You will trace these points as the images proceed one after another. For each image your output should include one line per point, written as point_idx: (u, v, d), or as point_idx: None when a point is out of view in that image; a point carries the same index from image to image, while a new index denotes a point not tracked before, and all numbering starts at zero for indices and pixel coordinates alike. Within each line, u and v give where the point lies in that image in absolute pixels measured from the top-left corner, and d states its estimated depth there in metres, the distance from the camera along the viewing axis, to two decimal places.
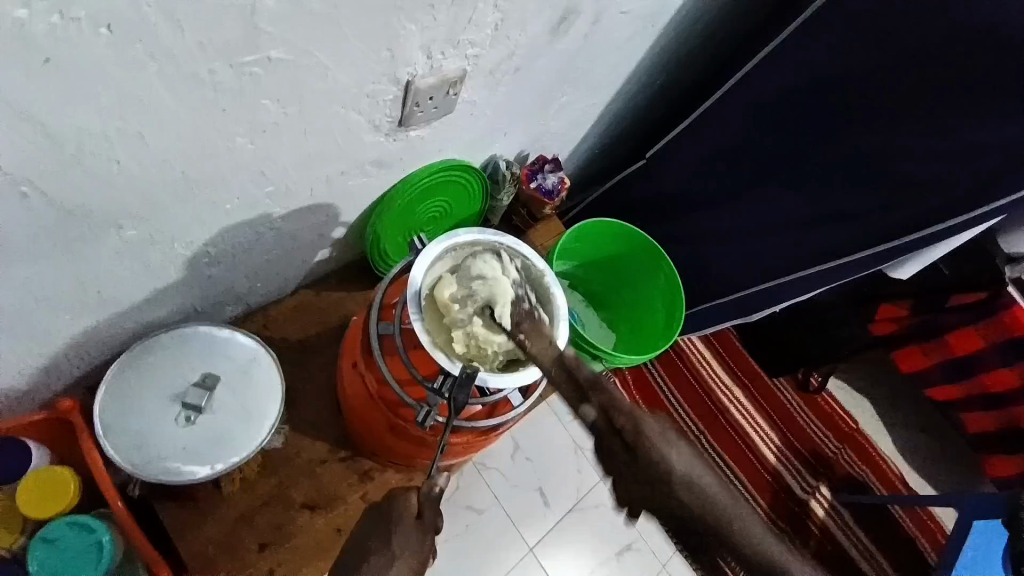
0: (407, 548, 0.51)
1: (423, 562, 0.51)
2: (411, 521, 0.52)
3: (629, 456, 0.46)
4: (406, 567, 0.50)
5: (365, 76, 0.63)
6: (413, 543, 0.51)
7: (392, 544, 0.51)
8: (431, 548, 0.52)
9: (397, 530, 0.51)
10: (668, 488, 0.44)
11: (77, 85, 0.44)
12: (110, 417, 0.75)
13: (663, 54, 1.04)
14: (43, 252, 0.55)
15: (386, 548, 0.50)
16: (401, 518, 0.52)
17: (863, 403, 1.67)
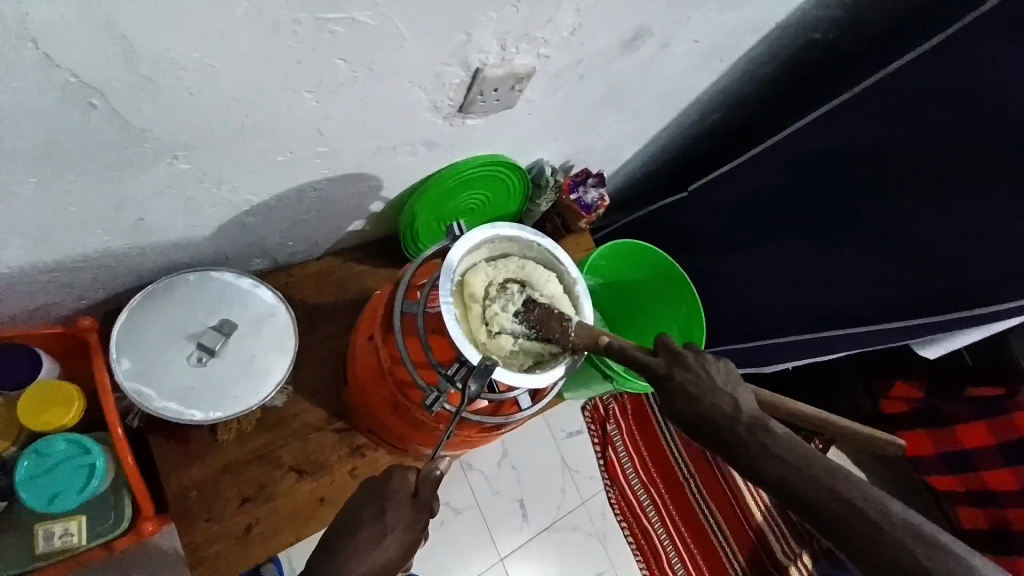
0: (399, 524, 0.51)
1: (415, 539, 0.52)
2: (407, 498, 0.52)
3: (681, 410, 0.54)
4: (396, 542, 0.50)
5: (437, 56, 0.63)
6: (408, 521, 0.51)
7: (387, 518, 0.51)
8: (423, 527, 0.52)
9: (392, 503, 0.51)
10: (723, 435, 0.50)
11: (168, 7, 0.45)
12: (125, 345, 0.76)
13: (726, 90, 1.03)
14: (98, 165, 0.56)
15: (380, 521, 0.51)
16: (397, 495, 0.52)
17: None
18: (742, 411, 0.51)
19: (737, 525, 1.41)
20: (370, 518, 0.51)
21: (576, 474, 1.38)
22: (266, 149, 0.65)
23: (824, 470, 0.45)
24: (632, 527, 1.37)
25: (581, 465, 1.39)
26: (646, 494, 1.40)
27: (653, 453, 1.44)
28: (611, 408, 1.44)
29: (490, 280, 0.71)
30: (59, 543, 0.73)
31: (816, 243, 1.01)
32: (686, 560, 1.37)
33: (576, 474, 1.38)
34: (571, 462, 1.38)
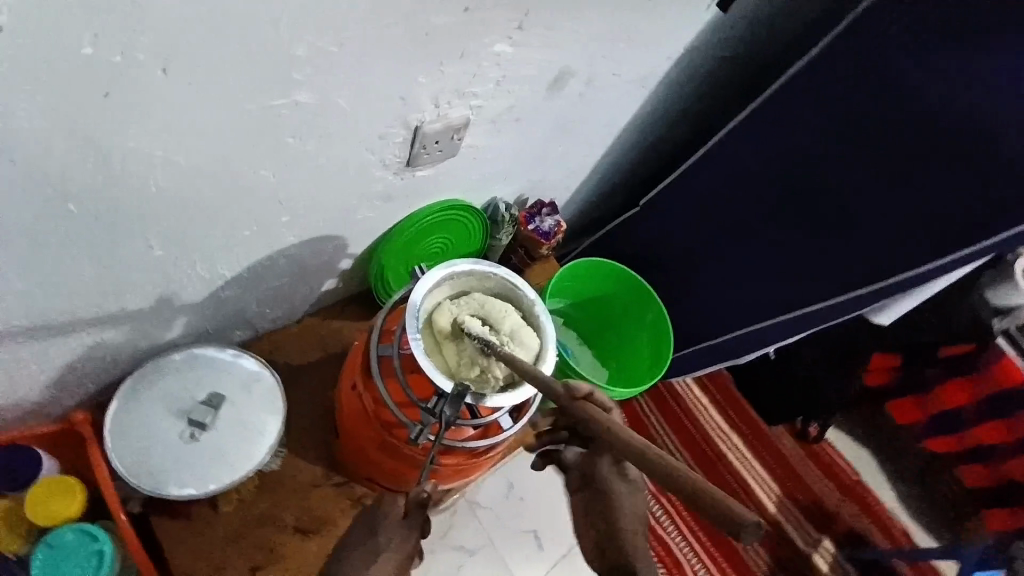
0: (391, 544, 0.54)
1: (409, 556, 0.54)
2: (397, 521, 0.55)
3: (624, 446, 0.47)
4: (390, 562, 0.53)
5: (379, 120, 0.70)
6: (400, 539, 0.54)
7: (378, 541, 0.54)
8: (416, 547, 0.55)
9: (383, 527, 0.54)
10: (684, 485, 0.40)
11: (132, 114, 0.51)
12: (118, 432, 0.78)
13: (654, 111, 1.13)
14: (80, 261, 0.61)
15: (371, 544, 0.53)
16: (386, 518, 0.55)
17: (863, 455, 1.63)
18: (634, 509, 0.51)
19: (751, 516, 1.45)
20: (363, 542, 0.54)
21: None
22: (234, 225, 0.70)
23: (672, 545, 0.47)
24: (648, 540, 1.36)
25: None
26: (658, 504, 1.40)
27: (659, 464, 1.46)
28: None
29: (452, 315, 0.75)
30: None
31: (759, 235, 1.09)
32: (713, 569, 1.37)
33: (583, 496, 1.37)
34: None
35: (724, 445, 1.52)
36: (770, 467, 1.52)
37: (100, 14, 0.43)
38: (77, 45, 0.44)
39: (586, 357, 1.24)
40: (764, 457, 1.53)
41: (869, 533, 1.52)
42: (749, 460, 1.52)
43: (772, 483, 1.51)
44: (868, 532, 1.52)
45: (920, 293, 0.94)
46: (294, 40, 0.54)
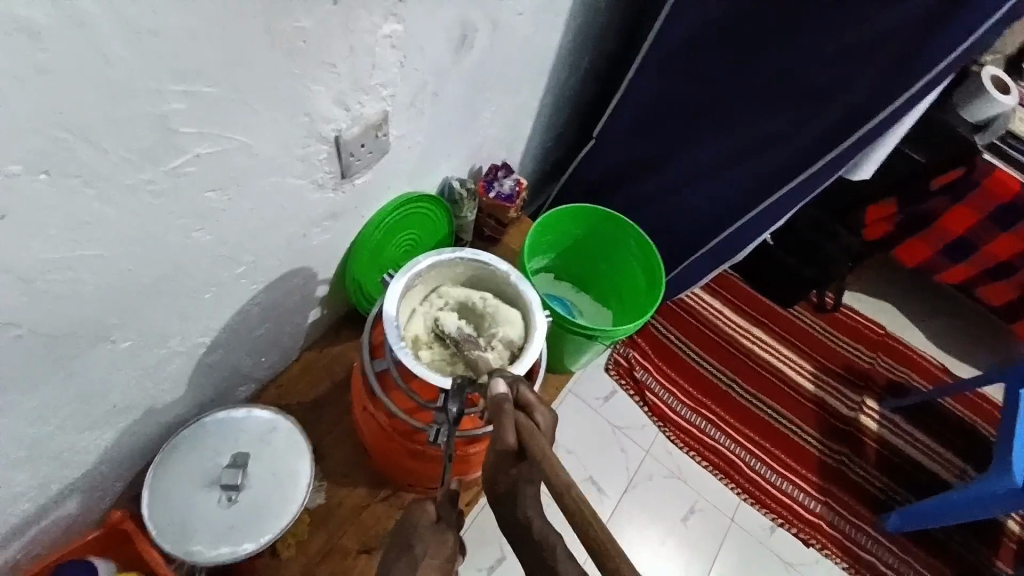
0: (430, 548, 0.57)
1: (448, 557, 0.57)
2: (432, 524, 0.59)
3: (501, 442, 0.45)
4: (431, 567, 0.56)
5: (293, 142, 0.68)
6: (437, 544, 0.57)
7: (416, 549, 0.57)
8: (453, 543, 0.59)
9: (417, 534, 0.58)
10: (516, 504, 0.43)
11: (34, 225, 0.49)
12: (159, 519, 0.79)
13: (575, 38, 1.09)
14: (49, 378, 0.60)
15: (409, 555, 0.56)
16: (419, 527, 0.58)
17: (885, 309, 1.64)
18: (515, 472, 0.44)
19: (792, 401, 1.45)
20: (398, 559, 0.56)
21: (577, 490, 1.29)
22: (192, 291, 0.69)
23: (522, 502, 0.43)
24: (699, 452, 1.36)
25: (602, 448, 1.33)
26: (699, 416, 1.40)
27: (691, 379, 1.45)
28: (632, 357, 1.44)
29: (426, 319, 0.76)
30: None
31: (715, 132, 1.07)
32: (770, 462, 1.37)
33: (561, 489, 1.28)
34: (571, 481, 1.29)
35: (748, 341, 1.51)
36: (800, 349, 1.52)
37: None
38: None
39: (587, 304, 1.24)
40: (788, 340, 1.52)
41: (908, 382, 1.52)
42: (778, 349, 1.50)
43: (803, 362, 1.50)
44: (906, 380, 1.52)
45: (888, 142, 0.93)
46: (161, 95, 0.51)
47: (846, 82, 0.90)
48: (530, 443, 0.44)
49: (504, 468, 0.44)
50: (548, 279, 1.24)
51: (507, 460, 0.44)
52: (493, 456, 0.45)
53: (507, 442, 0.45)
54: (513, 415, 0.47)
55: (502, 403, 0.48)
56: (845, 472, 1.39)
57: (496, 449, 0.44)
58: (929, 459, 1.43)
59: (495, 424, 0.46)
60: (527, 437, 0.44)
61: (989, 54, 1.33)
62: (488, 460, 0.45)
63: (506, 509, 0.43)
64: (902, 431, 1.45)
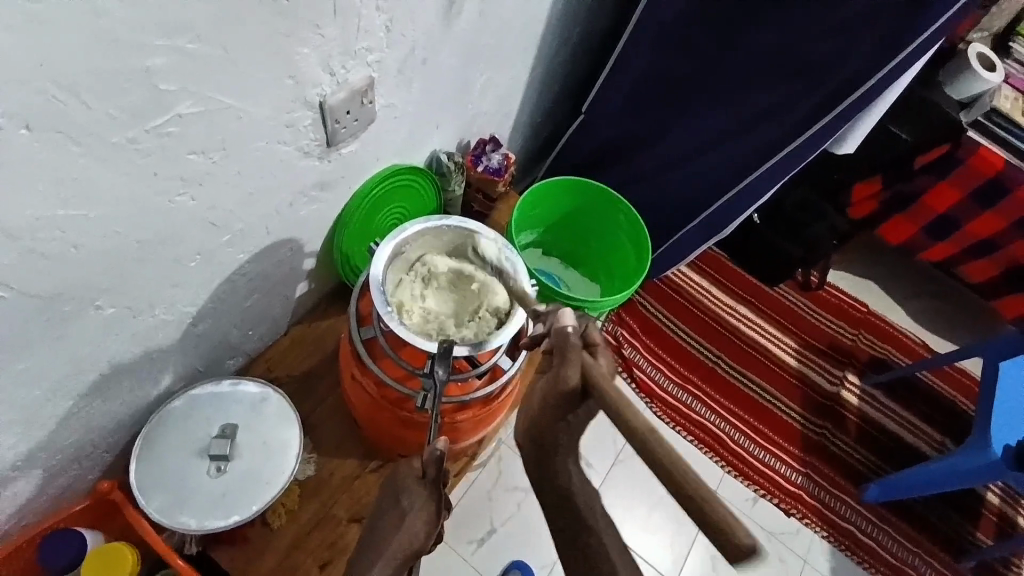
0: (416, 502, 0.61)
1: (435, 513, 0.61)
2: (416, 482, 0.63)
3: (561, 380, 0.47)
4: (419, 518, 0.60)
5: (278, 107, 0.67)
6: (422, 498, 0.61)
7: (404, 503, 0.62)
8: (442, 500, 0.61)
9: (405, 490, 0.62)
10: (556, 445, 0.48)
11: (12, 181, 0.48)
12: (149, 488, 0.79)
13: (566, 8, 1.07)
14: (35, 343, 0.59)
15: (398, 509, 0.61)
16: (405, 487, 0.62)
17: (868, 287, 1.67)
18: (572, 407, 0.47)
19: (777, 375, 1.47)
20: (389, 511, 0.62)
21: None
22: (178, 259, 0.69)
23: (561, 437, 0.48)
24: (686, 426, 1.38)
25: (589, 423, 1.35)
26: (685, 392, 1.42)
27: (678, 355, 1.47)
28: (619, 334, 1.46)
29: (417, 288, 0.78)
30: None
31: (703, 104, 1.07)
32: (753, 435, 1.40)
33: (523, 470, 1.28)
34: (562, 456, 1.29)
35: (734, 318, 1.53)
36: (784, 325, 1.54)
37: None
38: None
39: (576, 280, 1.24)
40: (773, 316, 1.55)
41: (889, 357, 1.55)
42: (764, 326, 1.53)
43: (787, 338, 1.52)
44: (888, 356, 1.55)
45: (872, 115, 0.94)
46: (147, 50, 0.50)
47: (833, 53, 0.91)
48: (591, 381, 0.46)
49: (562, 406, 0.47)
50: (536, 254, 1.24)
51: (564, 398, 0.47)
52: (550, 396, 0.48)
53: (571, 380, 0.47)
54: (578, 355, 0.48)
55: (568, 344, 0.49)
56: (826, 444, 1.42)
57: (557, 387, 0.47)
58: (907, 431, 1.47)
59: (560, 362, 0.49)
60: (592, 378, 0.46)
61: (975, 32, 1.34)
62: (545, 394, 0.49)
63: (549, 447, 0.48)
64: (883, 404, 1.49)
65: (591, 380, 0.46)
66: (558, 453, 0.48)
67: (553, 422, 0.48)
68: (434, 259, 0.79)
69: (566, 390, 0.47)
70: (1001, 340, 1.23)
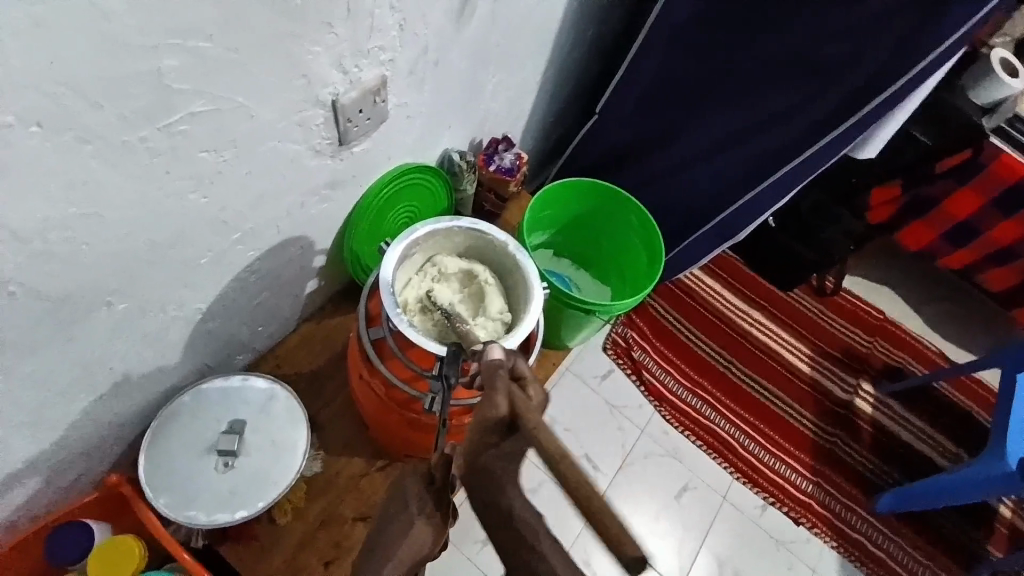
0: (424, 507, 0.61)
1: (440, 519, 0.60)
2: (425, 487, 0.62)
3: (487, 413, 0.42)
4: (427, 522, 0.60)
5: (290, 107, 0.66)
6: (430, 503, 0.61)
7: (412, 507, 0.61)
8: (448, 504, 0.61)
9: (414, 495, 0.61)
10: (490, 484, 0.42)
11: (24, 180, 0.48)
12: (158, 483, 0.80)
13: (581, 7, 1.06)
14: (46, 340, 0.59)
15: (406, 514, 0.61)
16: (413, 492, 0.62)
17: (886, 294, 1.64)
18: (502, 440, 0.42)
19: (789, 382, 1.45)
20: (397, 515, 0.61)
21: (578, 467, 1.29)
22: (188, 257, 0.69)
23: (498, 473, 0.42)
24: (695, 432, 1.37)
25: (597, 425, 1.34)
26: (695, 397, 1.41)
27: (688, 359, 1.45)
28: (630, 337, 1.44)
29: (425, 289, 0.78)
30: None
31: (719, 107, 1.05)
32: (764, 443, 1.38)
33: (528, 469, 1.27)
34: None
35: (747, 324, 1.51)
36: (798, 331, 1.52)
37: None
38: None
39: (587, 282, 1.23)
40: (787, 322, 1.52)
41: (906, 366, 1.52)
42: (777, 332, 1.51)
43: (801, 345, 1.50)
44: (904, 364, 1.52)
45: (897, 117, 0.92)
46: (158, 49, 0.50)
47: (853, 57, 0.89)
48: (518, 410, 0.42)
49: (489, 438, 0.43)
50: (547, 255, 1.23)
51: (491, 432, 0.42)
52: (481, 427, 0.43)
53: (499, 413, 0.42)
54: (506, 384, 0.44)
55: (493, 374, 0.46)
56: (838, 453, 1.40)
57: (483, 419, 0.43)
58: (923, 442, 1.44)
59: (486, 392, 0.44)
60: (518, 406, 0.42)
61: (999, 36, 1.30)
62: (473, 431, 0.44)
63: (484, 489, 0.42)
64: (898, 414, 1.46)
65: (518, 410, 0.41)
66: (493, 493, 0.42)
67: (483, 461, 0.43)
68: (443, 262, 0.80)
69: (494, 422, 0.42)
70: (1007, 352, 1.22)
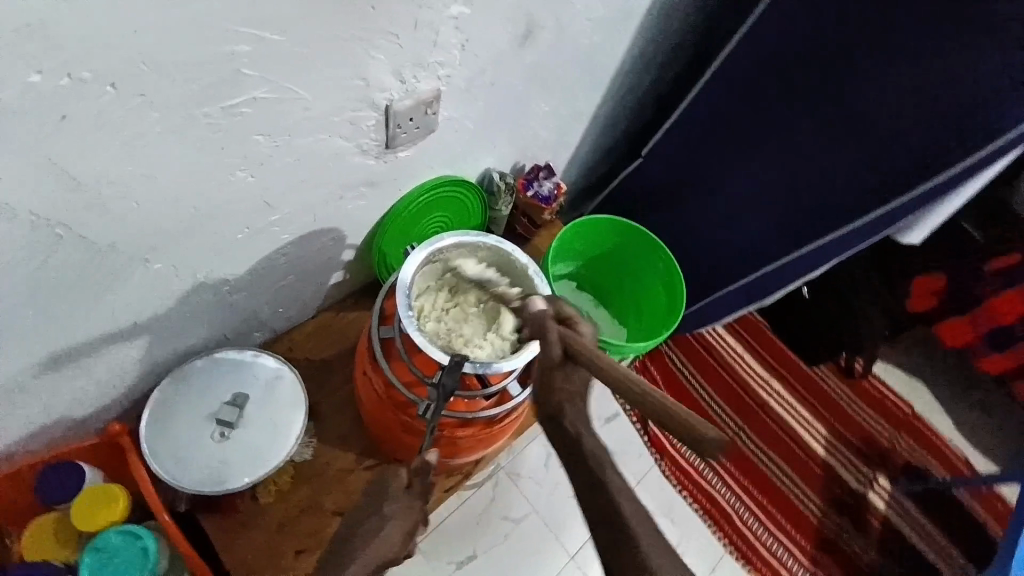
0: (399, 511, 0.61)
1: (413, 525, 0.61)
2: (402, 491, 0.63)
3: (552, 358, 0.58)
4: (401, 527, 0.61)
5: (346, 105, 0.70)
6: (405, 508, 0.61)
7: (386, 510, 0.62)
8: (422, 510, 0.62)
9: (390, 498, 0.62)
10: (556, 407, 0.59)
11: (89, 134, 0.51)
12: (155, 441, 0.82)
13: (641, 54, 1.09)
14: (79, 285, 0.63)
15: (380, 516, 0.62)
16: (392, 495, 0.63)
17: (915, 386, 1.57)
18: (564, 370, 0.58)
19: (800, 460, 1.40)
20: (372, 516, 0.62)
21: (567, 507, 1.27)
22: (226, 230, 0.72)
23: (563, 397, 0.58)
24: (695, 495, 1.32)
25: None
26: (699, 459, 1.37)
27: (698, 418, 1.42)
28: None
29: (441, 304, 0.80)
30: None
31: (763, 169, 1.05)
32: (764, 519, 1.33)
33: (516, 497, 1.25)
34: (559, 497, 1.26)
35: (765, 392, 1.46)
36: (816, 409, 1.47)
37: (40, 43, 0.44)
38: (25, 73, 0.45)
39: (605, 320, 1.22)
40: (807, 398, 1.47)
41: (925, 466, 1.45)
42: (795, 406, 1.46)
43: (817, 423, 1.45)
44: (924, 464, 1.45)
45: (945, 207, 0.90)
46: (235, 35, 0.54)
47: (905, 140, 0.88)
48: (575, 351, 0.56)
49: (552, 373, 0.59)
50: (570, 287, 1.23)
51: (556, 368, 0.58)
52: (546, 368, 0.59)
53: (557, 359, 0.58)
54: (559, 331, 0.58)
55: (546, 323, 0.59)
56: (840, 545, 1.33)
57: (549, 362, 0.58)
58: (932, 549, 1.36)
59: (546, 342, 0.58)
60: (575, 350, 0.56)
61: None
62: (540, 370, 0.59)
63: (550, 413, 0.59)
64: (910, 515, 1.39)
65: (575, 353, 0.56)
66: (558, 415, 0.58)
67: (548, 389, 0.59)
68: (459, 277, 0.81)
69: (558, 361, 0.58)
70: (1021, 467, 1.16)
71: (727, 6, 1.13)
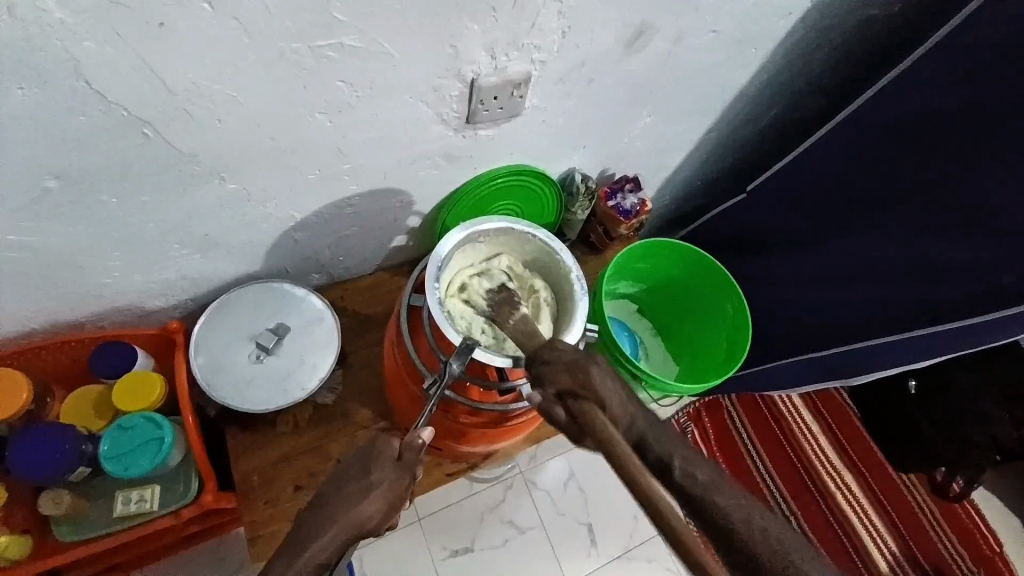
0: (385, 481, 0.57)
1: (397, 498, 0.58)
2: (390, 461, 0.59)
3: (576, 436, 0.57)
4: (380, 497, 0.57)
5: (432, 71, 0.70)
6: (392, 480, 0.58)
7: (371, 477, 0.57)
8: (408, 487, 0.59)
9: (379, 465, 0.58)
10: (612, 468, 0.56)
11: (186, 45, 0.56)
12: (199, 345, 0.89)
13: (768, 79, 1.00)
14: (159, 184, 0.69)
15: (364, 480, 0.57)
16: (380, 462, 0.58)
17: (1012, 529, 1.32)
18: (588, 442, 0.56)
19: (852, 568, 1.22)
20: (355, 478, 0.57)
21: (575, 535, 1.19)
22: (300, 168, 0.76)
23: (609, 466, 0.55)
24: None
25: (613, 499, 1.23)
26: None
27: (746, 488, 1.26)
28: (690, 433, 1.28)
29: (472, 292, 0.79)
30: (134, 507, 0.82)
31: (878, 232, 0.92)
32: None
33: (525, 506, 1.20)
34: (570, 521, 1.19)
35: (832, 483, 1.29)
36: (889, 518, 1.27)
37: None
38: None
39: (657, 352, 1.15)
40: (881, 503, 1.28)
41: None
42: (864, 507, 1.27)
43: (886, 534, 1.26)
44: None
45: None
46: None
47: None
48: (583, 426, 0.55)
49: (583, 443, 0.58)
50: (629, 308, 1.17)
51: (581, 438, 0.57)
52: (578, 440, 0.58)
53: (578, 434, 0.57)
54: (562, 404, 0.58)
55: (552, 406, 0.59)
56: None
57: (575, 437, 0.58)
58: None
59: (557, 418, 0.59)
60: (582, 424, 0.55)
61: None
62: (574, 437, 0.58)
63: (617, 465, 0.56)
64: None
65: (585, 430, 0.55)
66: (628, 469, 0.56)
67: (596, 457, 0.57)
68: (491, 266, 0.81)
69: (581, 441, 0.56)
70: None
71: (882, 45, 1.00)
